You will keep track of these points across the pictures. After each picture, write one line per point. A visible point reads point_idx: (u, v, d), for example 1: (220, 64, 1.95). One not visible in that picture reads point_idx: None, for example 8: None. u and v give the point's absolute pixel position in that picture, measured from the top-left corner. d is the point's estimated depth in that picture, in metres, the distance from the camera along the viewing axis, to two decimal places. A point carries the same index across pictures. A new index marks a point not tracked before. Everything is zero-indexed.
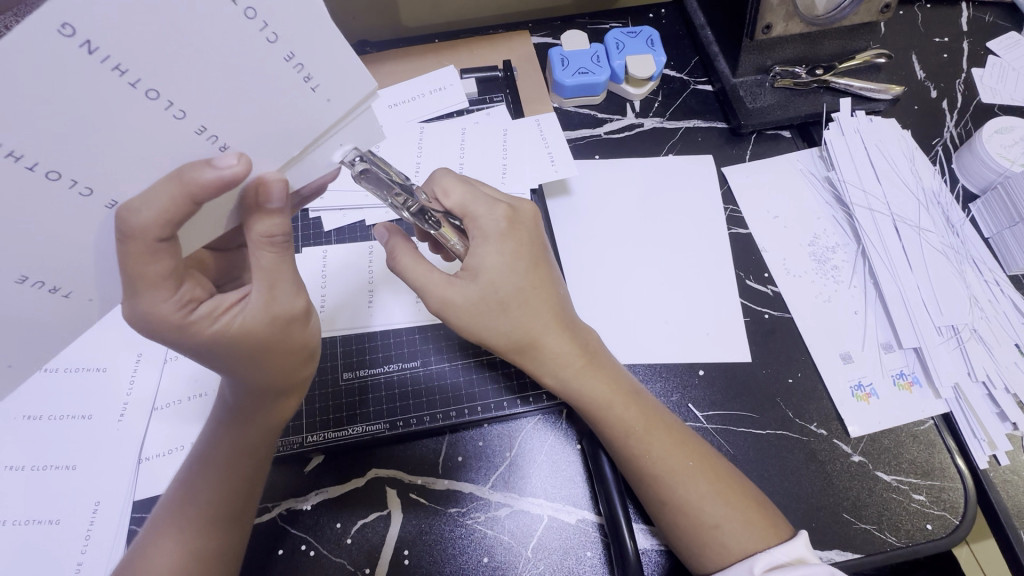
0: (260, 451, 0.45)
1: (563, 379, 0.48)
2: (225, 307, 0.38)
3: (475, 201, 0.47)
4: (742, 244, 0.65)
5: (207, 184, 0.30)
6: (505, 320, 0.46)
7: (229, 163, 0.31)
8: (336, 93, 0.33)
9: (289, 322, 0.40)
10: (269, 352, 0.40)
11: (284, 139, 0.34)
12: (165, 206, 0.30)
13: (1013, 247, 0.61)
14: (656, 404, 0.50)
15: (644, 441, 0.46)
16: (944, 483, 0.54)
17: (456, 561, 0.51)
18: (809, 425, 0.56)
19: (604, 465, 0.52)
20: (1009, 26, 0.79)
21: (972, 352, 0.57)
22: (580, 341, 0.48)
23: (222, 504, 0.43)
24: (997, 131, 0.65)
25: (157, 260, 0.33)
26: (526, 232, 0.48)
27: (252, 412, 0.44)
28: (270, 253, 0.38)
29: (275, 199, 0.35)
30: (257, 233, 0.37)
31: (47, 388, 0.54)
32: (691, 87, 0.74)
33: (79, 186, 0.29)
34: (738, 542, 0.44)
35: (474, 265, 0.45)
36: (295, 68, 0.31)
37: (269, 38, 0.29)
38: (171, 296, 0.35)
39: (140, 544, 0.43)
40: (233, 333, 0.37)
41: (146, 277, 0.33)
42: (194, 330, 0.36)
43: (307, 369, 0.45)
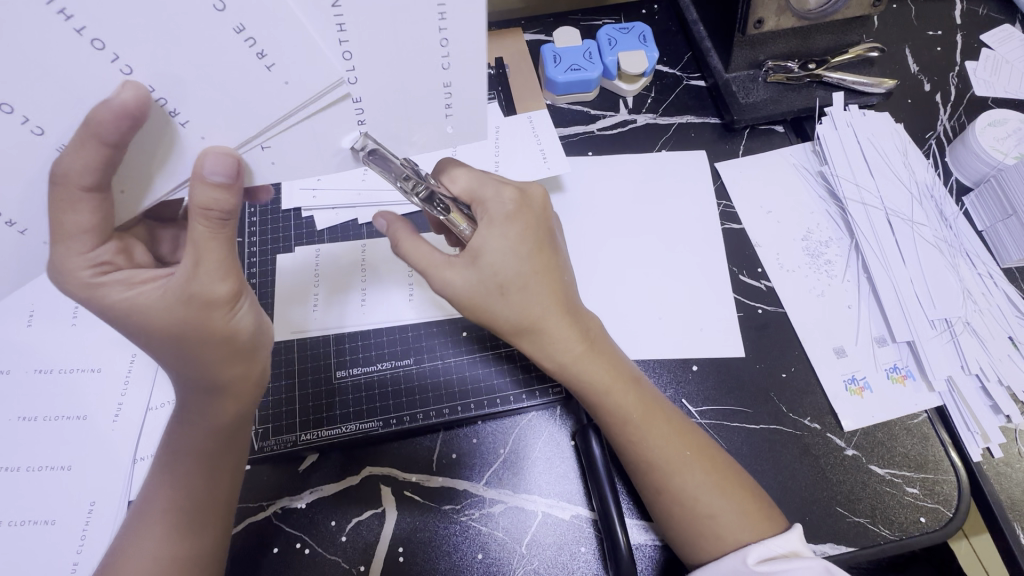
0: (210, 450, 0.44)
1: (561, 364, 0.47)
2: (139, 278, 0.39)
3: (482, 185, 0.47)
4: (735, 239, 0.65)
5: (109, 119, 0.32)
6: (503, 304, 0.45)
7: (120, 91, 0.32)
8: (294, 76, 0.35)
9: (206, 304, 0.38)
10: (190, 338, 0.39)
11: (244, 114, 0.36)
12: (83, 151, 0.33)
13: (1006, 240, 0.61)
14: (658, 394, 0.49)
15: (642, 429, 0.46)
16: (937, 476, 0.54)
17: (450, 557, 0.51)
18: (803, 420, 0.56)
19: (599, 461, 0.52)
20: (1003, 19, 0.79)
21: (965, 344, 0.57)
22: (582, 327, 0.47)
23: (179, 499, 0.43)
24: (990, 124, 0.65)
25: (78, 209, 0.35)
26: (534, 215, 0.46)
27: (190, 404, 0.43)
28: (205, 226, 0.37)
29: (216, 167, 0.36)
30: (194, 203, 0.36)
31: (42, 388, 0.55)
32: (684, 82, 0.74)
33: (25, 121, 0.33)
34: (731, 532, 0.44)
35: (476, 247, 0.44)
36: (247, 42, 0.33)
37: (218, 7, 0.32)
38: (89, 251, 0.37)
39: (114, 547, 0.43)
40: (139, 301, 0.38)
41: (64, 227, 0.35)
42: (102, 293, 0.38)
43: (247, 363, 0.43)
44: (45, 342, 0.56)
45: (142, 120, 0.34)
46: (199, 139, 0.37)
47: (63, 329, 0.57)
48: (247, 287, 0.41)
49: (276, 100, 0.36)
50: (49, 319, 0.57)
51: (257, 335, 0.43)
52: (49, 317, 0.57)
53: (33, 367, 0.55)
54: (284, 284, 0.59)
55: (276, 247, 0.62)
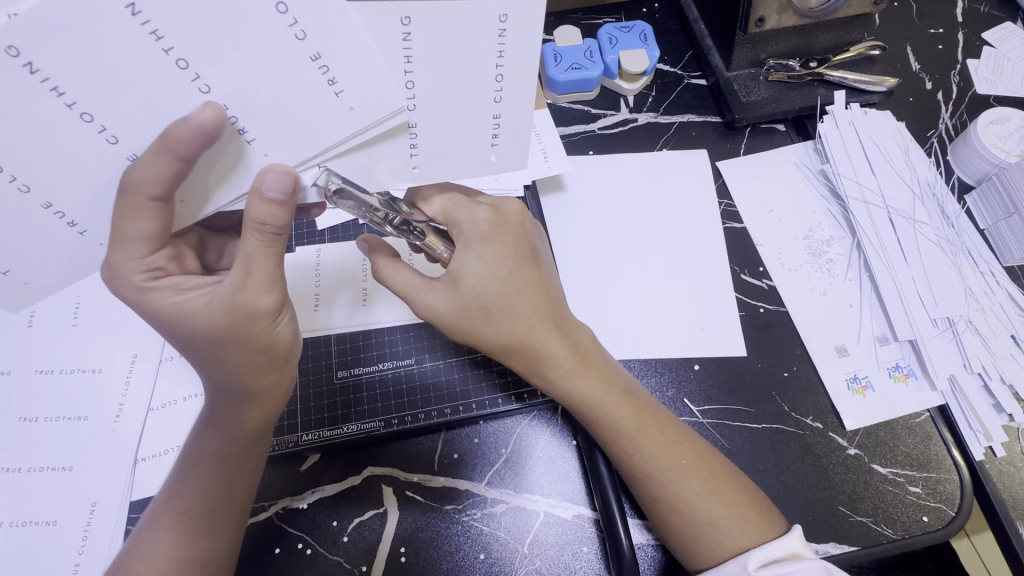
0: (236, 457, 0.44)
1: (551, 380, 0.48)
2: (189, 284, 0.39)
3: (457, 208, 0.47)
4: (737, 237, 0.65)
5: (186, 136, 0.33)
6: (489, 325, 0.45)
7: (201, 112, 0.33)
8: (359, 102, 0.36)
9: (250, 315, 0.39)
10: (229, 347, 0.40)
11: (301, 135, 0.36)
12: (156, 163, 0.33)
13: (1008, 239, 0.61)
14: (652, 401, 0.49)
15: (637, 440, 0.46)
16: (940, 475, 0.54)
17: (452, 557, 0.51)
18: (805, 419, 0.56)
19: (600, 463, 0.52)
20: (1004, 17, 0.79)
21: (967, 344, 0.57)
22: (570, 342, 0.47)
23: (198, 500, 0.43)
24: (992, 122, 0.65)
25: (142, 218, 0.36)
26: (509, 233, 0.46)
27: (223, 409, 0.44)
28: (257, 239, 0.37)
29: (276, 184, 0.36)
30: (250, 216, 0.36)
31: (43, 389, 0.55)
32: (685, 81, 0.73)
33: (102, 130, 0.33)
34: (730, 539, 0.44)
35: (454, 272, 0.45)
36: (320, 70, 0.34)
37: (298, 35, 0.32)
38: (145, 255, 0.38)
39: (129, 546, 0.43)
40: (188, 308, 0.39)
41: (127, 231, 0.36)
42: (152, 296, 0.39)
43: (278, 373, 0.44)
44: (46, 343, 0.56)
45: (216, 139, 0.34)
46: (262, 156, 0.37)
47: (64, 329, 0.57)
48: (289, 302, 0.41)
49: (336, 123, 0.36)
50: (51, 319, 0.57)
51: (293, 347, 0.44)
52: (50, 317, 0.57)
53: (34, 368, 0.55)
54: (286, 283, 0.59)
55: None
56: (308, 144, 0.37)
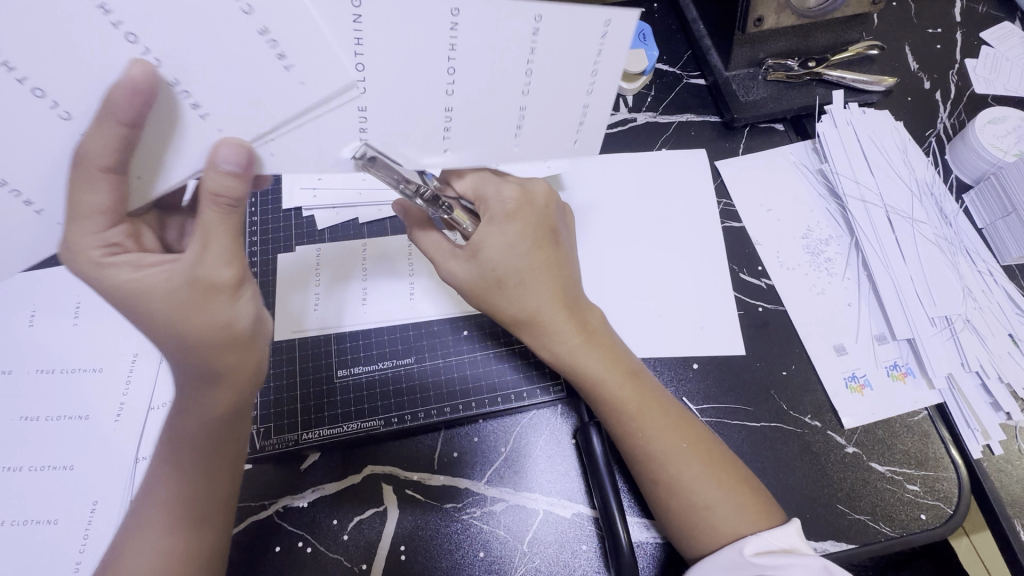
0: (207, 444, 0.44)
1: (558, 354, 0.48)
2: (145, 261, 0.39)
3: (485, 183, 0.49)
4: (736, 237, 0.65)
5: (121, 99, 0.34)
6: (501, 296, 0.47)
7: (129, 69, 0.33)
8: (310, 77, 0.37)
9: (209, 290, 0.39)
10: (188, 325, 0.39)
11: (247, 109, 0.37)
12: (101, 133, 0.34)
13: (1006, 238, 0.61)
14: (658, 386, 0.49)
15: (637, 420, 0.47)
16: (938, 473, 0.55)
17: (451, 556, 0.51)
18: (804, 417, 0.56)
19: (596, 445, 0.52)
20: (1002, 17, 0.79)
21: (965, 342, 0.57)
22: (580, 320, 0.48)
23: (175, 490, 0.44)
24: (990, 122, 0.65)
25: (97, 191, 0.37)
26: (535, 212, 0.48)
27: (189, 392, 0.43)
28: (214, 212, 0.38)
29: (230, 156, 0.37)
30: (204, 189, 0.37)
31: (44, 389, 0.55)
32: (684, 81, 0.74)
33: (55, 106, 0.34)
34: (727, 524, 0.44)
35: (476, 243, 0.47)
36: (268, 43, 0.35)
37: (245, 9, 0.33)
38: (100, 231, 0.38)
39: (116, 540, 0.44)
40: (144, 283, 0.39)
41: (82, 206, 0.37)
42: (107, 272, 0.39)
43: (242, 353, 0.42)
44: (46, 343, 0.57)
45: (153, 99, 0.35)
46: (216, 131, 0.37)
47: (65, 328, 0.57)
48: (250, 276, 0.41)
49: (287, 99, 0.37)
50: (51, 319, 0.58)
51: (256, 326, 0.43)
52: (51, 317, 0.58)
53: (35, 367, 0.55)
54: (288, 279, 0.59)
55: (277, 246, 0.62)
56: (259, 118, 0.38)
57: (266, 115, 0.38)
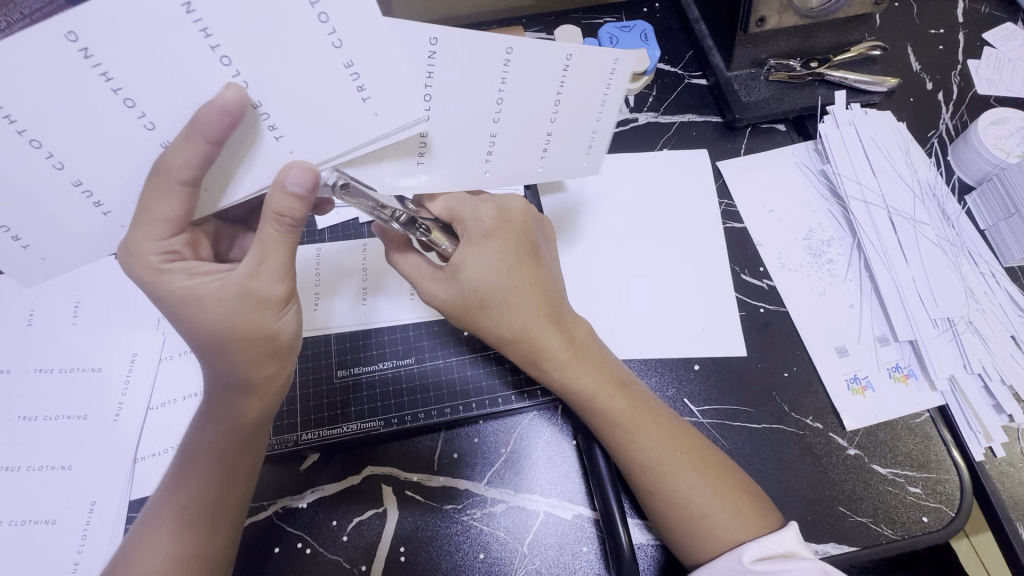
0: (233, 452, 0.44)
1: (549, 371, 0.47)
2: (201, 270, 0.40)
3: (461, 204, 0.47)
4: (738, 238, 0.65)
5: (212, 117, 0.34)
6: (486, 318, 0.47)
7: (224, 91, 0.34)
8: (384, 109, 0.38)
9: (259, 304, 0.39)
10: (231, 336, 0.40)
11: (321, 136, 0.38)
12: (186, 147, 0.34)
13: (1008, 239, 0.61)
14: (649, 396, 0.49)
15: (632, 432, 0.46)
16: (940, 475, 0.54)
17: (451, 557, 0.51)
18: (805, 419, 0.56)
19: (601, 463, 0.51)
20: (1005, 17, 0.79)
21: (967, 344, 0.57)
22: (568, 334, 0.48)
23: (197, 498, 0.43)
24: (993, 122, 0.65)
25: (169, 200, 0.36)
26: (513, 229, 0.47)
27: (219, 401, 0.43)
28: (275, 228, 0.38)
29: (297, 179, 0.37)
30: (270, 207, 0.37)
31: (44, 389, 0.54)
32: (686, 81, 0.73)
33: (142, 117, 0.34)
34: (724, 532, 0.44)
35: (455, 264, 0.46)
36: (352, 76, 0.36)
37: (336, 43, 0.35)
38: (162, 238, 0.38)
39: (126, 543, 0.43)
40: (197, 293, 0.39)
41: (152, 212, 0.36)
42: (164, 279, 0.39)
43: (278, 366, 0.43)
44: (45, 343, 0.56)
45: (240, 119, 0.35)
46: (287, 153, 0.38)
47: (64, 328, 0.57)
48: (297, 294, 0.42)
49: (359, 127, 0.38)
50: (50, 319, 0.57)
51: (295, 341, 0.43)
52: (50, 317, 0.57)
53: (33, 367, 0.55)
54: None
55: None
56: (330, 143, 0.38)
57: (335, 141, 0.38)
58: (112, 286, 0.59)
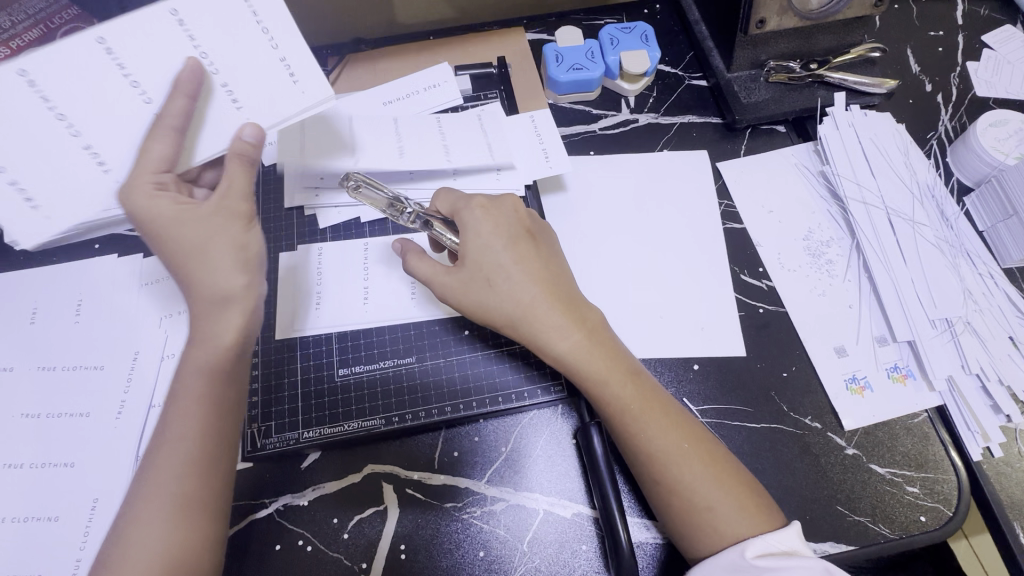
0: (217, 383, 0.44)
1: (557, 352, 0.48)
2: (185, 200, 0.43)
3: (458, 202, 0.51)
4: (737, 238, 0.65)
5: (186, 77, 0.42)
6: (494, 295, 0.48)
7: (185, 62, 0.43)
8: (308, 85, 0.46)
9: (230, 215, 0.44)
10: (211, 249, 0.43)
11: (267, 108, 0.46)
12: (171, 102, 0.42)
13: (1006, 240, 0.61)
14: (657, 387, 0.50)
15: (641, 417, 0.47)
16: (937, 475, 0.55)
17: (452, 555, 0.51)
18: (804, 419, 0.56)
19: (595, 441, 0.52)
20: (1005, 20, 0.79)
21: (965, 344, 0.57)
22: (577, 315, 0.48)
23: (187, 433, 0.43)
24: (991, 124, 0.65)
25: (159, 141, 0.42)
26: (512, 219, 0.51)
27: (199, 323, 0.45)
28: (240, 167, 0.44)
29: (251, 132, 0.44)
30: (232, 149, 0.44)
31: (47, 386, 0.55)
32: (686, 82, 0.74)
33: (140, 91, 0.43)
34: (728, 526, 0.44)
35: (462, 250, 0.49)
36: (283, 64, 0.45)
37: (274, 44, 0.45)
38: (154, 171, 0.42)
39: (126, 495, 0.43)
40: (180, 215, 0.43)
41: (149, 154, 0.42)
42: (152, 206, 0.42)
43: (252, 278, 0.45)
44: (47, 341, 0.56)
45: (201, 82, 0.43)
46: (242, 117, 0.45)
47: (67, 326, 0.57)
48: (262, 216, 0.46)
49: (290, 100, 0.46)
50: (53, 317, 0.58)
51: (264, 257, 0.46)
52: (52, 315, 0.58)
53: (36, 364, 0.55)
54: (289, 280, 0.59)
55: (279, 245, 0.62)
56: (272, 114, 0.46)
57: (273, 113, 0.46)
58: (115, 284, 0.59)
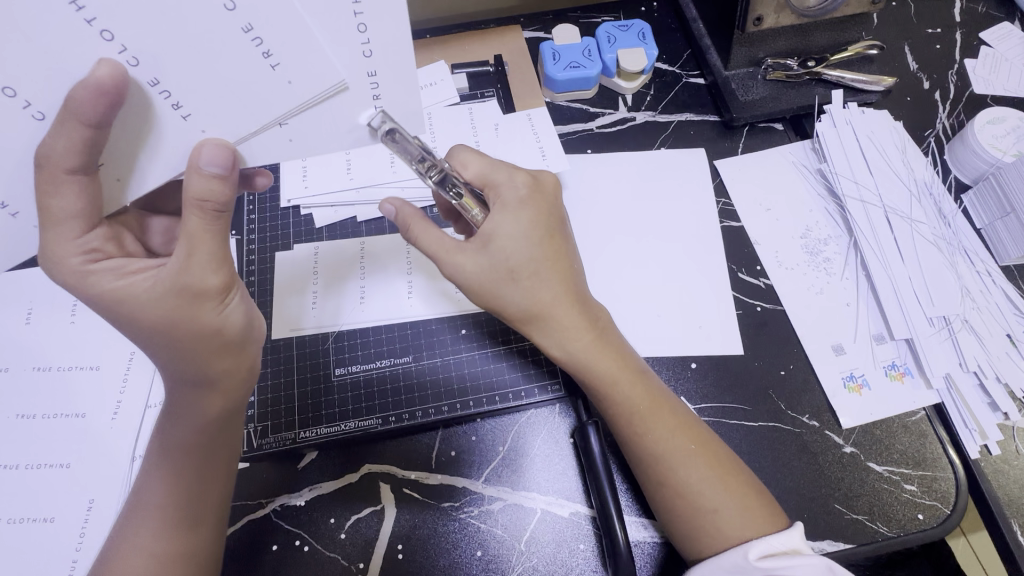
0: (206, 450, 0.44)
1: (569, 351, 0.47)
2: (129, 269, 0.39)
3: (496, 171, 0.48)
4: (734, 236, 0.65)
5: (86, 99, 0.32)
6: (512, 288, 0.46)
7: (96, 70, 0.32)
8: (297, 76, 0.37)
9: (197, 295, 0.39)
10: (179, 330, 0.39)
11: (237, 107, 0.37)
12: (64, 131, 0.33)
13: (1004, 238, 0.61)
14: (664, 387, 0.50)
15: (650, 420, 0.47)
16: (935, 473, 0.55)
17: (449, 555, 0.51)
18: (801, 417, 0.56)
19: (592, 440, 0.53)
20: (1002, 17, 0.79)
21: (963, 342, 0.57)
22: (590, 316, 0.48)
23: (172, 494, 0.43)
24: (988, 122, 0.65)
25: (63, 193, 0.36)
26: (546, 202, 0.48)
27: (178, 398, 0.43)
28: (199, 217, 0.37)
29: (213, 158, 0.37)
30: (191, 194, 0.37)
31: (40, 386, 0.55)
32: (683, 79, 0.73)
33: (26, 105, 0.33)
34: (733, 528, 0.44)
35: (489, 230, 0.46)
36: (254, 42, 0.34)
37: (228, 6, 0.33)
38: (77, 237, 0.38)
39: (108, 545, 0.43)
40: (129, 290, 0.39)
41: (52, 212, 0.36)
42: (92, 281, 0.38)
43: (237, 357, 0.43)
44: (44, 341, 0.56)
45: (121, 98, 0.33)
46: (199, 131, 0.38)
47: (63, 327, 0.57)
48: (236, 281, 0.41)
49: (264, 99, 0.37)
50: (48, 317, 0.57)
51: (246, 329, 0.43)
52: (47, 315, 0.57)
53: (31, 365, 0.55)
54: (284, 278, 0.59)
55: (275, 245, 0.62)
56: (237, 116, 0.38)
57: (247, 111, 0.38)
58: None
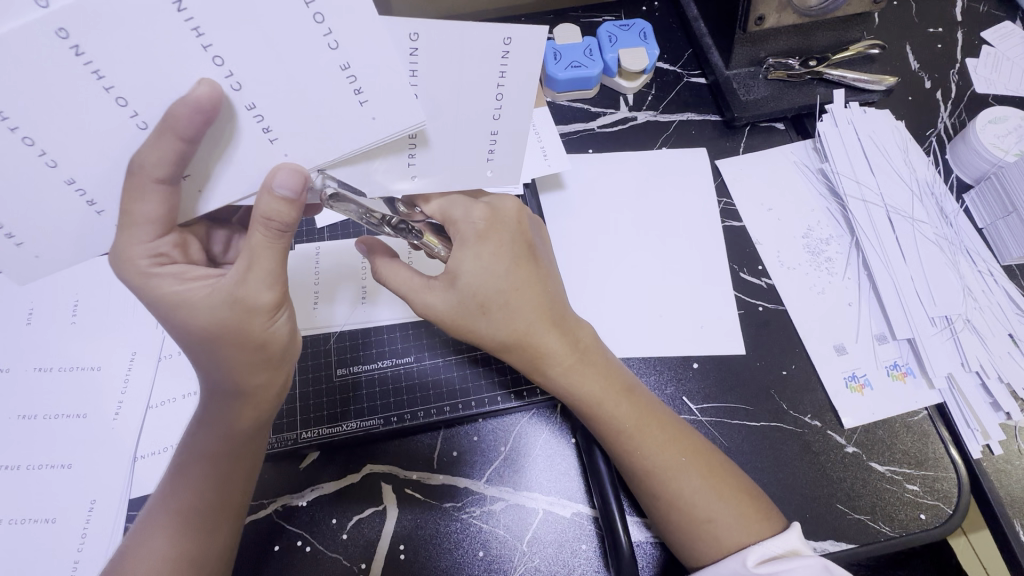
0: (236, 457, 0.44)
1: (549, 377, 0.48)
2: (191, 274, 0.39)
3: (454, 205, 0.47)
4: (736, 235, 0.65)
5: (184, 113, 0.32)
6: (488, 321, 0.46)
7: (196, 87, 0.32)
8: (382, 112, 0.36)
9: (250, 310, 0.39)
10: (224, 340, 0.39)
11: (318, 141, 0.37)
12: (160, 144, 0.33)
13: (1006, 238, 0.61)
14: (653, 400, 0.49)
15: (637, 438, 0.46)
16: (938, 473, 0.55)
17: (451, 555, 0.51)
18: (803, 417, 0.56)
19: (601, 464, 0.52)
20: (1003, 16, 0.79)
21: (965, 342, 0.57)
22: (569, 338, 0.48)
23: (198, 499, 0.43)
24: (990, 121, 0.65)
25: (148, 200, 0.35)
26: (506, 229, 0.47)
27: (215, 405, 0.43)
28: (263, 234, 0.37)
29: (287, 181, 0.36)
30: (259, 212, 0.36)
31: (41, 387, 0.54)
32: (685, 79, 0.73)
33: (134, 116, 0.33)
34: (729, 536, 0.44)
35: (452, 269, 0.45)
36: (348, 79, 0.35)
37: (331, 44, 0.33)
38: (150, 240, 0.38)
39: (127, 541, 0.43)
40: (189, 297, 0.39)
41: (134, 215, 0.36)
42: (153, 284, 0.38)
43: (270, 373, 0.43)
44: (46, 342, 0.56)
45: (214, 116, 0.33)
46: (281, 155, 0.37)
47: (63, 327, 0.57)
48: (289, 299, 0.41)
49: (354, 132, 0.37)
50: (49, 318, 0.57)
51: (290, 344, 0.43)
52: (48, 316, 0.57)
53: (32, 366, 0.55)
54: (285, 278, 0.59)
55: None
56: (317, 146, 0.37)
57: (312, 138, 0.37)
58: (112, 286, 0.59)
